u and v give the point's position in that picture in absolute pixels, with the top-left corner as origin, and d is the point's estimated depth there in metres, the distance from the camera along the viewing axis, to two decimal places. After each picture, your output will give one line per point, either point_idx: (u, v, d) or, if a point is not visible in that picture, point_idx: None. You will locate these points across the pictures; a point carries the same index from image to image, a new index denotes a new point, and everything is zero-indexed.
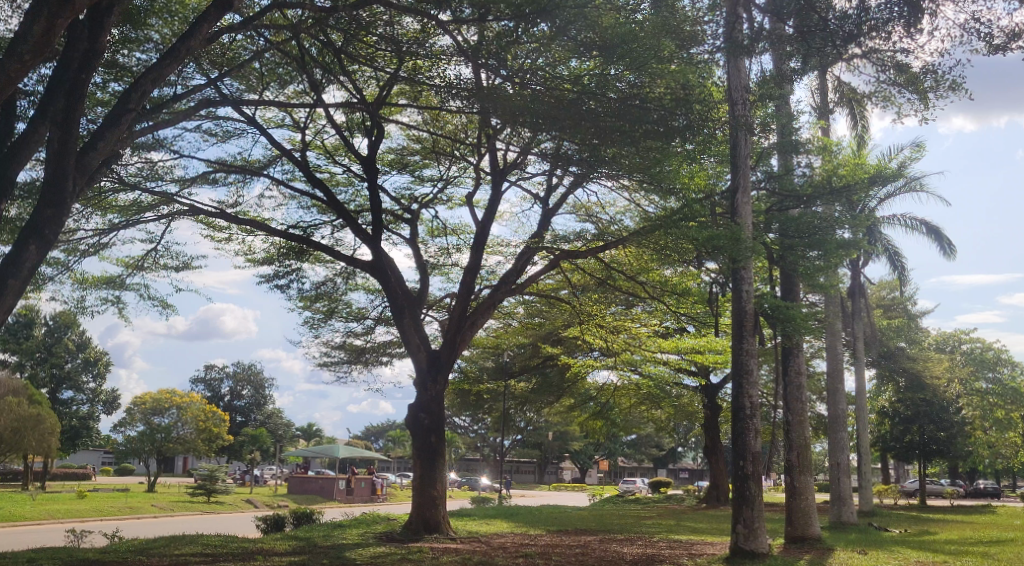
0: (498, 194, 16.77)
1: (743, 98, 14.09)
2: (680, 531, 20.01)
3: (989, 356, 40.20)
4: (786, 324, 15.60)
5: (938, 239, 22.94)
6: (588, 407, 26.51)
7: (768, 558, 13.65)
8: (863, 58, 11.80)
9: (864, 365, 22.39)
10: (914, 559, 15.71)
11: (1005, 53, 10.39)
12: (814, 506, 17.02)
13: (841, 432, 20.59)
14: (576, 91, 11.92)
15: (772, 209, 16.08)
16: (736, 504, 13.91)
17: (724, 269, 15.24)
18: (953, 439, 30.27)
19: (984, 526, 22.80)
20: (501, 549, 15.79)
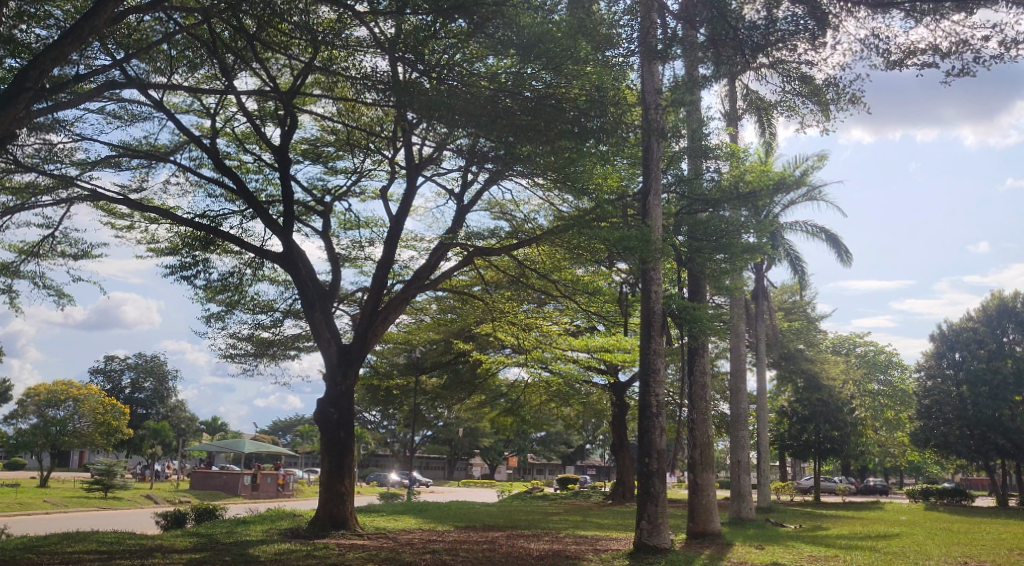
0: (413, 190, 16.65)
1: (656, 102, 14.33)
2: (586, 527, 20.33)
3: (881, 359, 42.28)
4: (692, 324, 16.06)
5: (836, 247, 23.92)
6: (499, 403, 26.69)
7: (670, 553, 14.04)
8: (770, 68, 12.18)
9: (765, 366, 23.18)
10: (807, 553, 16.37)
11: (901, 68, 10.93)
12: (715, 502, 17.53)
13: (742, 431, 21.24)
14: (493, 89, 12.04)
15: (682, 212, 16.46)
16: (641, 500, 14.20)
17: (633, 269, 15.53)
18: (846, 438, 32.02)
19: (873, 521, 23.96)
20: (408, 545, 15.71)
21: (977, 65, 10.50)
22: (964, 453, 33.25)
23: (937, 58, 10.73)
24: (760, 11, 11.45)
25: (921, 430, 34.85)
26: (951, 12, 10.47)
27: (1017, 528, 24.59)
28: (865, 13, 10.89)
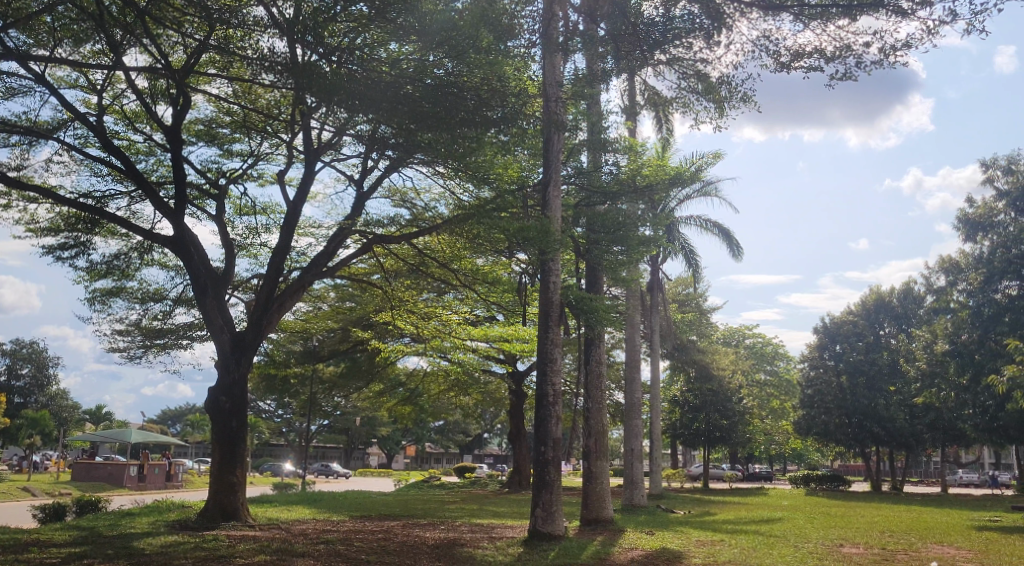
0: (311, 175, 16.29)
1: (556, 96, 14.42)
2: (482, 515, 20.49)
3: (768, 351, 44.26)
4: (589, 315, 16.36)
5: (729, 241, 24.77)
6: (398, 392, 26.58)
7: (563, 540, 14.34)
8: (667, 65, 12.48)
9: (659, 356, 23.82)
10: (694, 538, 16.92)
11: (789, 71, 11.41)
12: (608, 490, 17.88)
13: (635, 420, 21.69)
14: (394, 74, 11.91)
15: (581, 204, 16.69)
16: (536, 488, 14.38)
17: (533, 260, 15.64)
18: (734, 427, 33.42)
19: (757, 507, 25.02)
20: (301, 536, 15.45)
21: (859, 70, 11.07)
22: (842, 441, 35.08)
23: (822, 62, 11.24)
24: (658, 8, 11.69)
25: (804, 418, 36.55)
26: (837, 18, 10.97)
27: (888, 512, 26.12)
28: (757, 15, 11.26)
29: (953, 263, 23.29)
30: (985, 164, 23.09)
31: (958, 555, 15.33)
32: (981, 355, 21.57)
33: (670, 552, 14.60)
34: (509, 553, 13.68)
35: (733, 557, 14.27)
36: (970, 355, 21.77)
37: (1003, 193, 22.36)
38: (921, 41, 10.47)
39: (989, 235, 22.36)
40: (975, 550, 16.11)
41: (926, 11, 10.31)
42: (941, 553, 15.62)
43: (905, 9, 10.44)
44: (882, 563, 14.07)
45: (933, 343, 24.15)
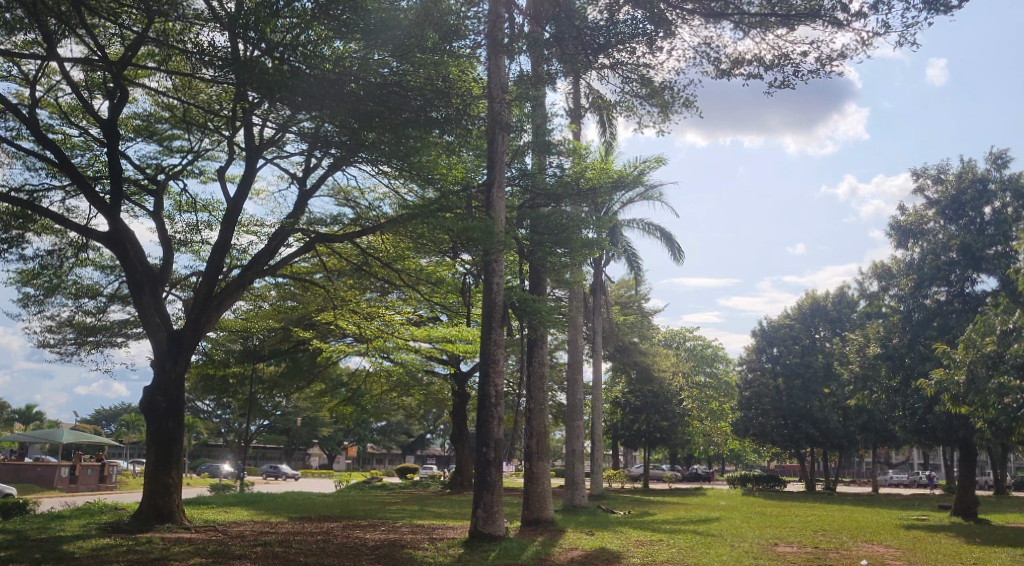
0: (252, 172, 16.06)
1: (501, 97, 14.44)
2: (423, 516, 20.43)
3: (708, 353, 45.11)
4: (532, 316, 16.45)
5: (670, 244, 25.16)
6: (340, 392, 26.44)
7: (504, 540, 14.42)
8: (611, 69, 12.63)
9: (601, 358, 24.17)
10: (633, 538, 17.15)
11: (729, 77, 11.69)
12: (548, 490, 17.87)
13: (577, 420, 21.92)
14: (338, 72, 11.83)
15: (525, 206, 16.82)
16: (477, 489, 14.42)
17: (477, 261, 15.65)
18: (674, 428, 34.17)
19: (695, 506, 25.47)
20: (238, 538, 15.21)
21: (796, 78, 11.40)
22: (778, 442, 35.91)
23: (761, 70, 11.54)
24: (602, 12, 11.87)
25: (742, 420, 37.30)
26: (776, 27, 11.25)
27: (821, 511, 26.84)
28: (699, 22, 11.51)
29: (885, 269, 24.04)
30: (917, 173, 23.88)
31: (887, 553, 15.84)
32: (911, 358, 22.26)
33: (609, 552, 14.79)
34: (450, 554, 13.69)
35: (671, 556, 14.52)
36: (901, 359, 22.45)
37: (934, 201, 23.16)
38: (856, 52, 10.82)
39: (919, 242, 23.15)
40: (903, 548, 16.66)
41: (860, 23, 10.67)
42: (871, 551, 16.11)
43: (841, 20, 10.78)
44: (814, 561, 14.47)
45: (865, 346, 24.88)
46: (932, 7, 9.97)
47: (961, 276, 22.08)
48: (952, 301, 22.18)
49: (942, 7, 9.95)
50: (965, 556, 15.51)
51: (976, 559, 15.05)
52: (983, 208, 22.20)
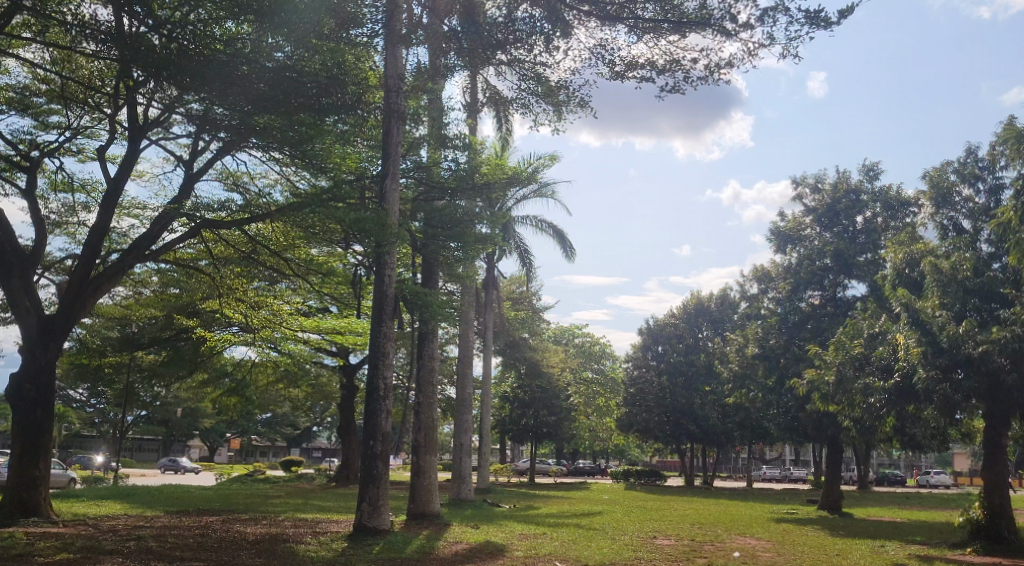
0: (134, 153, 15.44)
1: (397, 87, 14.37)
2: (307, 510, 20.14)
3: (595, 350, 46.55)
4: (423, 309, 16.35)
5: (562, 242, 25.62)
6: (223, 383, 25.74)
7: (388, 534, 14.42)
8: (508, 65, 12.73)
9: (491, 352, 24.42)
10: (517, 532, 17.37)
11: (623, 79, 12.03)
12: (436, 484, 17.92)
13: (465, 414, 21.95)
14: (228, 53, 11.54)
15: (419, 199, 16.70)
16: (362, 483, 14.29)
17: (369, 252, 15.43)
18: (560, 423, 34.98)
19: (578, 500, 26.07)
20: (110, 533, 14.61)
21: (685, 84, 11.79)
22: (660, 437, 37.14)
23: (653, 73, 11.92)
24: (500, 8, 11.91)
25: (626, 416, 38.39)
26: (668, 33, 11.64)
27: (698, 504, 27.93)
28: (595, 24, 11.76)
29: (765, 272, 25.21)
30: (797, 182, 25.11)
31: (758, 546, 16.63)
32: (785, 359, 23.37)
33: (493, 545, 14.97)
34: (333, 548, 13.56)
35: (554, 549, 14.82)
36: (777, 359, 23.54)
37: (811, 209, 24.42)
38: (742, 60, 11.22)
39: (796, 247, 24.35)
40: (773, 541, 17.53)
41: (746, 33, 11.13)
42: (743, 544, 16.87)
43: (729, 30, 11.26)
44: (690, 553, 15.06)
45: (744, 346, 25.94)
46: (814, 22, 10.53)
47: (834, 281, 23.40)
48: (826, 305, 23.47)
49: (822, 22, 10.53)
50: (828, 547, 16.46)
51: (839, 550, 15.98)
52: (855, 217, 23.59)
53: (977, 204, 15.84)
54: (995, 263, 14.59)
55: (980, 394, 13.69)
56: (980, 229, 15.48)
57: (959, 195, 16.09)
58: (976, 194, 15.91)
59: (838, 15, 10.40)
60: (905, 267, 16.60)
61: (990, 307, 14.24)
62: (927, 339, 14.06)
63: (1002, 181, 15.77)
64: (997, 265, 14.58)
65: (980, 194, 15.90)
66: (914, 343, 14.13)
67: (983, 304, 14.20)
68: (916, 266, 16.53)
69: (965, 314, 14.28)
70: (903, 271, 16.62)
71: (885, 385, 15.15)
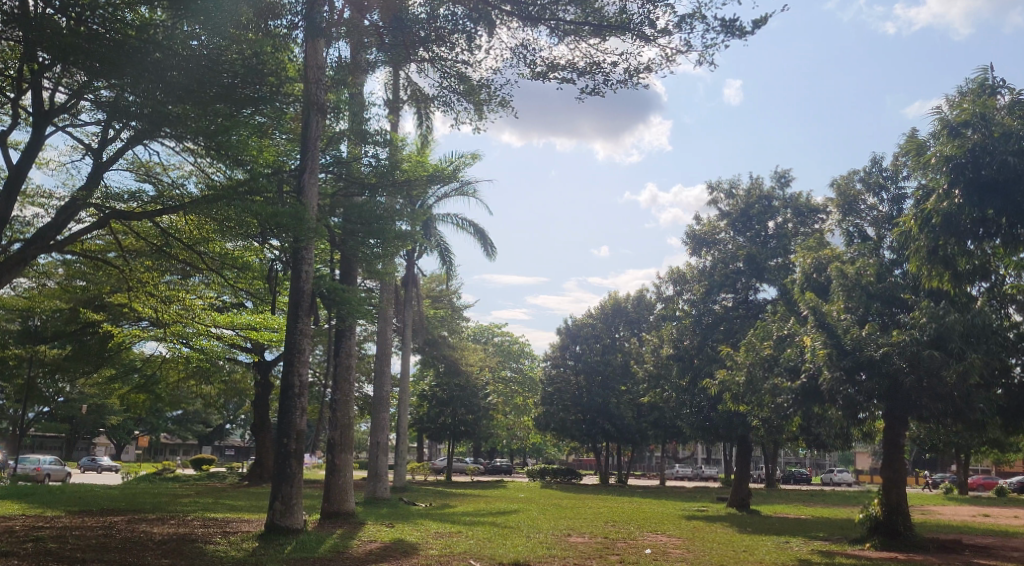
0: (38, 139, 14.78)
1: (318, 80, 14.29)
2: (217, 509, 19.69)
3: (514, 349, 47.12)
4: (342, 306, 16.15)
5: (483, 240, 25.75)
6: (132, 379, 24.86)
7: (300, 533, 14.22)
8: (429, 62, 12.75)
9: (410, 349, 24.31)
10: (432, 530, 17.38)
11: (544, 80, 12.16)
12: (352, 483, 17.75)
13: (383, 412, 21.78)
14: (141, 39, 11.23)
15: (339, 194, 16.65)
16: (275, 481, 14.07)
17: (285, 247, 15.17)
18: (478, 421, 35.12)
19: (494, 499, 26.17)
20: (5, 534, 13.99)
21: (605, 87, 11.96)
22: (576, 436, 37.65)
23: (573, 75, 12.10)
24: (423, 5, 11.91)
25: (543, 415, 38.77)
26: (588, 36, 11.84)
27: (612, 502, 28.38)
28: (517, 25, 11.85)
29: (680, 274, 25.87)
30: (712, 187, 25.85)
31: (669, 542, 17.05)
32: (699, 359, 24.05)
33: (406, 544, 14.97)
34: (243, 548, 13.32)
35: (469, 548, 14.90)
36: (690, 359, 24.22)
37: (725, 213, 25.16)
38: (661, 65, 11.51)
39: (711, 251, 25.03)
40: (682, 537, 18.01)
41: (664, 39, 11.43)
42: (654, 541, 17.29)
43: (648, 35, 11.54)
44: (603, 550, 15.34)
45: (659, 347, 26.59)
46: (729, 30, 10.92)
47: (746, 284, 24.16)
48: (737, 307, 24.17)
49: (737, 31, 10.91)
50: (736, 543, 16.97)
51: (745, 546, 16.54)
52: (766, 223, 24.46)
53: (881, 212, 16.65)
54: (896, 269, 15.36)
55: (880, 395, 14.34)
56: (883, 236, 16.25)
57: (865, 203, 16.88)
58: (880, 202, 16.73)
59: (753, 25, 10.79)
60: (813, 271, 17.29)
61: (891, 311, 14.96)
62: (832, 341, 14.62)
63: (904, 191, 16.60)
64: (898, 271, 15.35)
65: (883, 203, 16.72)
66: (820, 345, 14.68)
67: (885, 308, 14.91)
68: (823, 270, 17.24)
69: (867, 318, 14.97)
70: (811, 275, 17.30)
71: (791, 386, 15.70)
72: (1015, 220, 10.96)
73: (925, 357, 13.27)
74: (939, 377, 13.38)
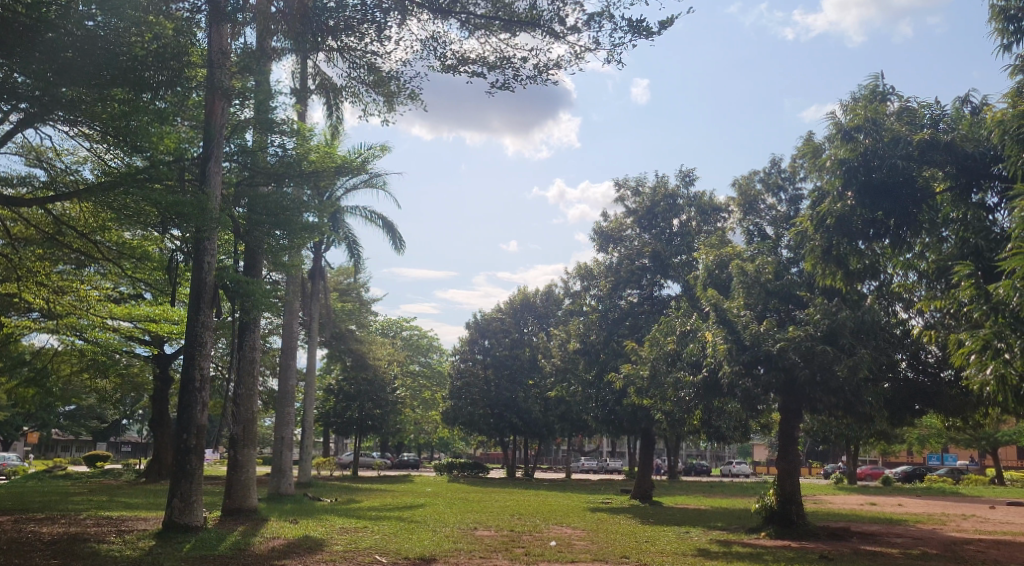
0: None
1: (222, 65, 13.92)
2: (112, 508, 19.03)
3: (423, 343, 47.21)
4: (245, 298, 15.73)
5: (392, 234, 25.57)
6: (19, 372, 23.65)
7: (201, 531, 13.89)
8: (338, 52, 12.58)
9: (317, 343, 23.98)
10: (338, 526, 17.22)
11: (454, 73, 12.18)
12: (255, 479, 17.44)
13: (288, 407, 21.44)
14: (32, 18, 10.63)
15: (242, 183, 15.94)
16: (174, 478, 13.70)
17: (187, 238, 14.72)
18: (385, 416, 34.94)
19: (400, 493, 26.14)
20: None
21: (515, 81, 12.07)
22: (483, 430, 37.87)
23: (483, 70, 12.17)
24: None
25: (451, 409, 38.79)
26: (499, 32, 11.92)
27: (518, 496, 28.77)
28: (427, 17, 11.82)
29: (588, 270, 26.34)
30: (619, 185, 26.40)
31: (573, 534, 17.42)
32: (604, 354, 24.61)
33: (311, 540, 14.80)
34: (139, 547, 12.90)
35: (374, 543, 14.84)
36: (596, 354, 24.73)
37: (631, 210, 25.75)
38: (570, 62, 11.71)
39: (617, 247, 25.58)
40: (587, 529, 18.40)
41: (573, 37, 11.64)
42: (559, 533, 17.62)
43: (557, 32, 11.72)
44: (509, 543, 15.53)
45: (566, 342, 27.01)
46: (636, 30, 11.20)
47: (651, 281, 24.75)
48: (642, 303, 24.77)
49: (643, 32, 11.21)
50: (637, 534, 17.48)
51: (647, 536, 17.02)
52: (671, 220, 25.13)
53: (779, 212, 17.38)
54: (793, 267, 16.06)
55: (777, 388, 14.99)
56: (781, 235, 16.96)
57: (764, 202, 17.60)
58: (779, 202, 17.47)
59: (659, 26, 11.11)
60: (715, 268, 17.87)
61: (788, 308, 15.64)
62: (732, 336, 15.13)
63: (800, 192, 17.38)
64: (795, 268, 16.05)
65: (782, 203, 17.45)
66: (721, 340, 15.18)
67: (782, 305, 15.59)
68: (725, 267, 17.83)
69: (765, 314, 15.60)
70: (713, 271, 17.86)
71: (693, 380, 16.22)
72: (902, 222, 11.63)
73: (818, 352, 13.93)
74: (831, 371, 14.03)
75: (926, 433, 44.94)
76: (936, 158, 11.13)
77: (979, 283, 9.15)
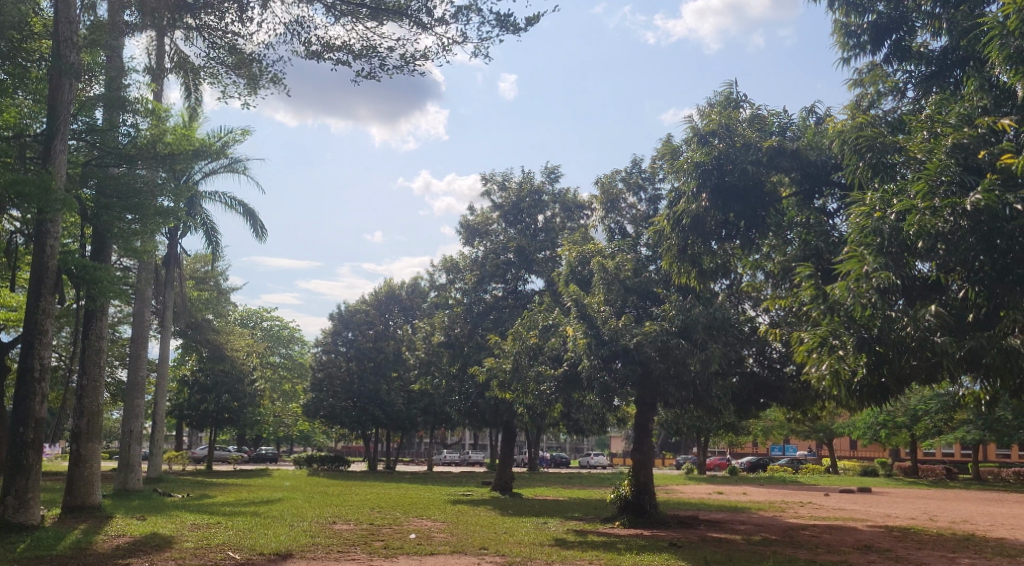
0: None
1: (69, 37, 12.99)
2: None
3: (284, 334, 46.17)
4: (91, 286, 14.66)
5: (252, 221, 24.78)
6: None
7: (37, 530, 13.02)
8: (197, 31, 12.12)
9: (170, 333, 22.93)
10: (189, 522, 16.61)
11: (319, 59, 12.01)
12: (99, 473, 16.54)
13: (138, 399, 20.35)
14: None
15: (91, 162, 14.97)
16: (8, 474, 12.78)
17: (28, 218, 13.70)
18: (243, 408, 34.02)
19: (257, 488, 25.45)
20: None
21: (381, 70, 12.02)
22: (345, 423, 37.36)
23: (349, 58, 12.03)
24: None
25: (312, 401, 38.08)
26: (366, 19, 11.81)
27: (378, 489, 28.60)
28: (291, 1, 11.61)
29: (454, 263, 26.44)
30: (486, 179, 26.65)
31: (433, 526, 17.56)
32: (468, 347, 24.82)
33: (160, 538, 14.17)
34: None
35: (228, 539, 14.41)
36: (460, 347, 24.93)
37: (498, 205, 26.07)
38: (437, 53, 11.79)
39: (483, 241, 25.83)
40: (447, 521, 18.57)
41: (441, 28, 11.72)
42: (419, 526, 17.70)
43: (425, 23, 11.75)
44: (368, 537, 15.46)
45: (430, 335, 27.02)
46: (503, 25, 11.41)
47: (515, 275, 25.11)
48: (507, 297, 25.12)
49: (510, 27, 11.43)
50: (496, 525, 17.79)
51: (506, 528, 17.33)
52: (536, 216, 25.59)
53: (639, 211, 18.10)
54: (651, 265, 16.75)
55: (633, 381, 15.62)
56: (640, 233, 17.67)
57: (625, 202, 18.26)
58: (638, 202, 18.19)
59: (525, 23, 11.37)
60: (577, 264, 18.38)
61: (645, 304, 16.25)
62: (592, 331, 15.63)
63: (659, 192, 18.15)
64: (652, 266, 16.76)
65: (641, 202, 18.19)
66: (581, 334, 15.65)
67: (639, 302, 16.19)
68: (587, 264, 18.35)
69: (624, 310, 16.12)
70: (576, 268, 18.36)
71: (554, 374, 16.67)
72: (750, 225, 12.52)
73: (673, 346, 14.62)
74: (685, 364, 14.76)
75: (769, 424, 47.84)
76: (783, 164, 11.87)
77: (818, 284, 9.93)
